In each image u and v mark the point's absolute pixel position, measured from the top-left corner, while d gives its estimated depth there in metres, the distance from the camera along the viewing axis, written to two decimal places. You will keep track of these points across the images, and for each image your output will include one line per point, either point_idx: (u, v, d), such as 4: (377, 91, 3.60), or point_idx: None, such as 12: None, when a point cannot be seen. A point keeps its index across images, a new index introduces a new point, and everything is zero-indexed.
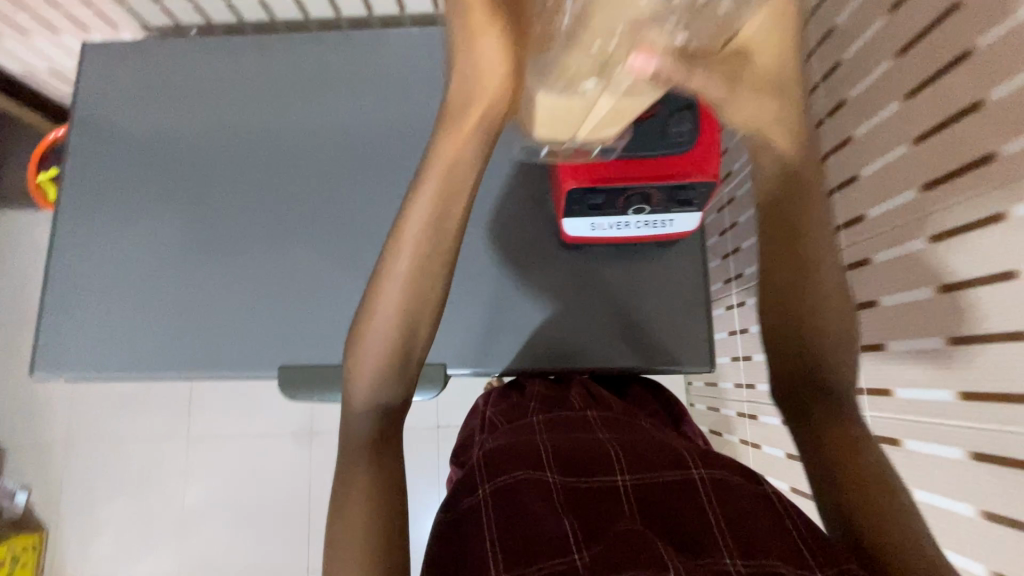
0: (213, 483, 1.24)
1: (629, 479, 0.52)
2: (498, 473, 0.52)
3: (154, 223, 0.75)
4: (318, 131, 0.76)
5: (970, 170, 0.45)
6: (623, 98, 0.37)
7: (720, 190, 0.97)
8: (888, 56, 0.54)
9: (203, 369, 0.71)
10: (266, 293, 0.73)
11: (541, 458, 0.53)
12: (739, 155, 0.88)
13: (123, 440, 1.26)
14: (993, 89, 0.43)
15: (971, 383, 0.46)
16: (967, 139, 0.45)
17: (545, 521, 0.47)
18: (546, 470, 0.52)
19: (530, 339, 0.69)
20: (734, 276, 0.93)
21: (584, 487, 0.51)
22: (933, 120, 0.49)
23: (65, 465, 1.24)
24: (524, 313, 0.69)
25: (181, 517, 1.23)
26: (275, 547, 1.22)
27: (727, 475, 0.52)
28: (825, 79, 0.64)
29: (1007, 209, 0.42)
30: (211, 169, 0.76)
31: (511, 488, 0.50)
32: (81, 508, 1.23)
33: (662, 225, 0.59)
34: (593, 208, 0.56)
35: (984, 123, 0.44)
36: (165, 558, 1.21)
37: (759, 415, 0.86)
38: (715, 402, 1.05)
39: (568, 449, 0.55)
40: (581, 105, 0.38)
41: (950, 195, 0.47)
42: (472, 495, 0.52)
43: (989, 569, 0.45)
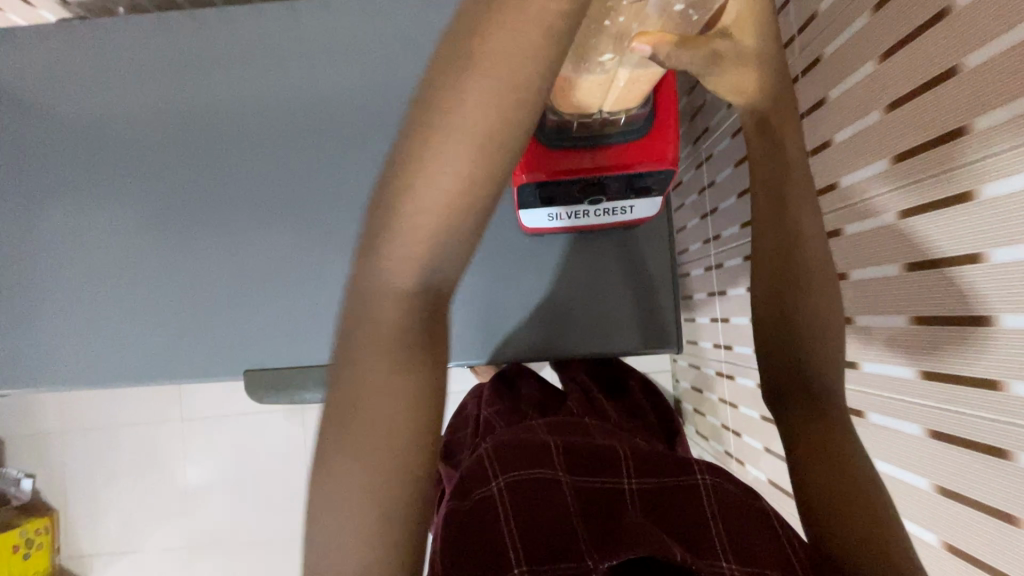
0: (210, 461, 1.28)
1: (634, 482, 0.53)
2: (512, 466, 0.53)
3: (105, 222, 0.72)
4: (259, 116, 0.72)
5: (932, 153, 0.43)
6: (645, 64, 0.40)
7: (697, 146, 0.94)
8: (866, 12, 0.50)
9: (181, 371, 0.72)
10: (235, 293, 0.72)
11: (553, 456, 0.54)
12: (718, 108, 0.84)
13: (118, 424, 1.28)
14: (968, 57, 0.39)
15: (926, 359, 0.46)
16: (932, 114, 0.43)
17: (552, 525, 0.48)
18: (554, 469, 0.53)
19: (498, 328, 0.68)
20: (712, 238, 0.91)
21: (591, 484, 0.53)
22: (907, 86, 0.46)
23: (66, 451, 1.28)
24: (495, 299, 0.68)
25: (185, 494, 1.27)
26: (278, 517, 1.27)
27: (724, 475, 0.54)
28: (802, 31, 0.60)
29: (974, 188, 0.40)
30: (151, 165, 0.72)
31: (525, 483, 0.51)
32: (88, 490, 1.27)
33: (622, 211, 0.61)
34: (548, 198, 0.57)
35: (949, 97, 0.41)
36: (175, 532, 1.27)
37: (736, 376, 0.87)
38: (695, 361, 1.06)
39: (577, 448, 0.56)
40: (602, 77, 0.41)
41: (915, 173, 0.45)
42: (483, 485, 0.52)
43: (941, 541, 0.47)
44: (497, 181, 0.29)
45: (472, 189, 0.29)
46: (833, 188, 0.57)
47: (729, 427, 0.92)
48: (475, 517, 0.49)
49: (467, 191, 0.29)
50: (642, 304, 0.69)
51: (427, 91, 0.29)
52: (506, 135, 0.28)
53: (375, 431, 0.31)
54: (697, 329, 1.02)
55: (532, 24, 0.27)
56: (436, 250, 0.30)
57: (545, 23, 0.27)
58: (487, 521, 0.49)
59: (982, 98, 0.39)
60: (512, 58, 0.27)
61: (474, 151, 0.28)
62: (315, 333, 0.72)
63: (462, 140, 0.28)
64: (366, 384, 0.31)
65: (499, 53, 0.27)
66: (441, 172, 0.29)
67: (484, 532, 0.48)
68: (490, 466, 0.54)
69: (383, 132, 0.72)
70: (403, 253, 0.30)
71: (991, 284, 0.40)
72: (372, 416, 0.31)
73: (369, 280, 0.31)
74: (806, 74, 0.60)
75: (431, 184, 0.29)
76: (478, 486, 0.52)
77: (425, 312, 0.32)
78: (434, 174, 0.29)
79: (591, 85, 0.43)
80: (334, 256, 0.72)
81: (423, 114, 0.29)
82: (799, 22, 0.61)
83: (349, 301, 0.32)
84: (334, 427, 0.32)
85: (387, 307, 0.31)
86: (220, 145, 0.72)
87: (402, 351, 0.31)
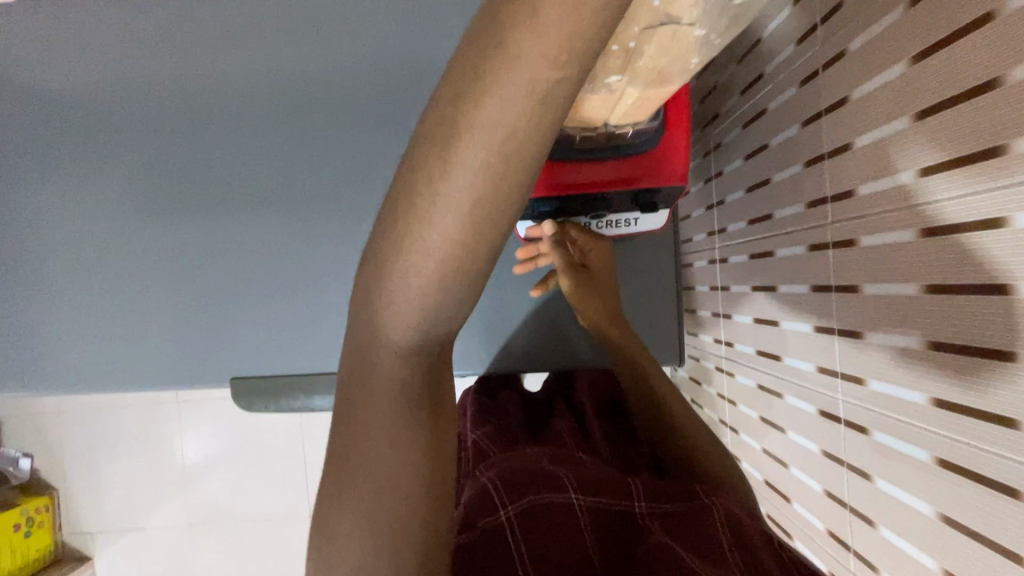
0: (206, 443, 1.28)
1: (644, 506, 0.55)
2: (521, 494, 0.53)
3: None
4: None
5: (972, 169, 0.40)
6: (637, 71, 0.48)
7: (705, 133, 0.89)
8: (900, 6, 0.46)
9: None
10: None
11: (564, 481, 0.55)
12: (731, 95, 0.79)
13: (113, 405, 1.28)
14: (1015, 69, 0.36)
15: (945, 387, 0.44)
16: (977, 124, 0.39)
17: (570, 548, 0.50)
18: (568, 492, 0.54)
19: None
20: (716, 231, 0.87)
21: (605, 507, 0.54)
22: (947, 91, 0.41)
23: (62, 431, 1.28)
24: None
25: (182, 474, 1.28)
26: (276, 498, 1.28)
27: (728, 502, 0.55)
28: (826, 21, 0.56)
29: (1010, 215, 0.37)
30: None
31: (534, 511, 0.52)
32: (85, 469, 1.29)
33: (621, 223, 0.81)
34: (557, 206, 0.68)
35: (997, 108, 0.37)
36: (174, 511, 1.28)
37: (735, 373, 0.85)
38: (693, 351, 1.03)
39: (590, 477, 0.57)
40: (601, 88, 0.49)
41: (948, 189, 0.42)
42: (490, 515, 0.51)
43: (941, 568, 0.46)
44: (492, 245, 0.28)
45: (468, 254, 0.27)
46: (816, 206, 0.59)
47: (726, 422, 0.90)
48: (487, 547, 0.49)
49: (460, 255, 0.27)
50: None
51: (427, 117, 0.27)
52: (501, 202, 0.26)
53: (379, 480, 0.31)
54: (698, 322, 0.99)
55: (529, 87, 0.24)
56: (432, 307, 0.29)
57: (545, 91, 0.25)
58: (499, 552, 0.49)
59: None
60: (506, 128, 0.25)
61: (466, 218, 0.26)
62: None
63: (452, 210, 0.26)
64: (369, 435, 0.32)
65: (493, 124, 0.25)
66: (434, 238, 0.27)
67: (498, 561, 0.48)
68: (497, 494, 0.53)
69: None
70: (399, 312, 0.29)
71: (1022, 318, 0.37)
72: (374, 466, 0.31)
73: (369, 335, 0.31)
74: (829, 67, 0.56)
75: (425, 251, 0.27)
76: (484, 515, 0.51)
77: (426, 362, 0.32)
78: (426, 245, 0.27)
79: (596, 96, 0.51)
80: None
81: (417, 175, 0.27)
82: (825, 10, 0.56)
83: (349, 354, 0.33)
84: (341, 457, 0.32)
85: (385, 361, 0.31)
86: None
87: (407, 398, 0.32)
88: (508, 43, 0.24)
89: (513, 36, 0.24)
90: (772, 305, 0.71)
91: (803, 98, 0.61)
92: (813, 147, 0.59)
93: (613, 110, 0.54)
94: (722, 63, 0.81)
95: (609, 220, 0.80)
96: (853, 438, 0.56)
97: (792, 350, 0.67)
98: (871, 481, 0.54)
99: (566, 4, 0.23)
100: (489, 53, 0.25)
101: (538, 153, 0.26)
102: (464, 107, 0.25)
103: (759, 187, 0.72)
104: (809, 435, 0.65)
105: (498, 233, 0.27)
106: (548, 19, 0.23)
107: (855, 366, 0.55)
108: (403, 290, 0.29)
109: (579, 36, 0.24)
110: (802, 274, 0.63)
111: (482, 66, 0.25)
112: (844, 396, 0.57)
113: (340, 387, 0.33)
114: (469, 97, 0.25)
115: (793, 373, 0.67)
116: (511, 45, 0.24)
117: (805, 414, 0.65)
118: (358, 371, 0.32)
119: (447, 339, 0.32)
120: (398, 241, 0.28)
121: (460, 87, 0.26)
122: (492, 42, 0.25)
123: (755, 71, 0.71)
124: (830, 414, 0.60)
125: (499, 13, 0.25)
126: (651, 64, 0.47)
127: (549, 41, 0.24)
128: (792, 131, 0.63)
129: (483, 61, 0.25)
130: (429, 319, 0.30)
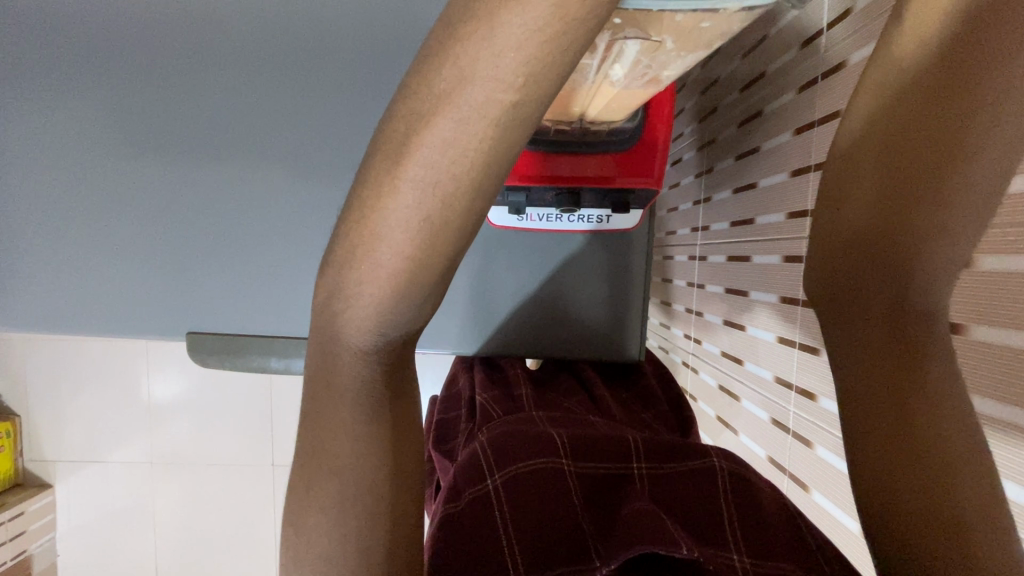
0: (173, 386, 1.28)
1: (642, 466, 0.50)
2: (508, 461, 0.48)
3: (29, 147, 0.65)
4: (202, 40, 0.62)
5: (891, 163, 0.34)
6: (624, 68, 0.43)
7: (701, 126, 0.87)
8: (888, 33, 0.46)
9: (148, 313, 0.72)
10: (196, 242, 0.69)
11: (557, 445, 0.51)
12: (730, 89, 0.77)
13: (79, 340, 1.27)
14: None
15: (854, 430, 0.36)
16: (910, 115, 0.33)
17: (561, 517, 0.45)
18: (559, 457, 0.49)
19: (475, 320, 0.72)
20: (700, 228, 0.86)
21: (597, 472, 0.49)
22: (879, 71, 0.35)
23: (27, 360, 1.28)
24: (483, 280, 0.71)
25: (147, 414, 1.29)
26: (240, 444, 1.29)
27: (743, 465, 0.51)
28: (831, 28, 0.55)
29: (983, 255, 0.38)
30: (76, 87, 0.63)
31: (528, 479, 0.47)
32: (48, 401, 1.29)
33: (599, 220, 0.67)
34: (527, 199, 0.63)
35: (948, 94, 0.32)
36: (136, 448, 1.30)
37: (699, 371, 0.86)
38: (663, 342, 1.03)
39: (585, 437, 0.52)
40: (583, 72, 0.43)
41: (844, 186, 0.37)
42: (476, 484, 0.47)
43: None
44: (442, 262, 0.27)
45: (420, 270, 0.27)
46: (795, 219, 0.59)
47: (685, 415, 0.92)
48: (475, 520, 0.44)
49: (413, 270, 0.27)
50: (617, 301, 0.73)
51: (391, 116, 0.26)
52: (452, 221, 0.26)
53: (342, 469, 0.31)
54: (670, 314, 0.99)
55: (482, 111, 0.24)
56: (382, 317, 0.28)
57: (515, 104, 0.24)
58: (485, 528, 0.44)
59: (994, 111, 0.31)
60: (457, 149, 0.24)
61: (418, 236, 0.26)
62: (291, 289, 0.73)
63: (404, 225, 0.26)
64: (326, 431, 0.31)
65: (441, 144, 0.24)
66: (385, 247, 0.26)
67: (484, 537, 0.43)
68: (485, 461, 0.49)
69: (356, 82, 0.64)
70: (352, 319, 0.29)
71: (989, 364, 0.38)
72: (337, 458, 0.31)
73: (327, 341, 0.30)
74: (828, 76, 0.55)
75: (374, 262, 0.27)
76: (470, 484, 0.47)
77: (391, 359, 0.31)
78: (373, 259, 0.27)
79: (579, 81, 0.45)
80: (304, 211, 0.69)
81: (368, 183, 0.26)
82: (831, 16, 0.55)
83: (314, 350, 0.31)
84: (300, 447, 0.32)
85: (345, 363, 0.30)
86: (170, 73, 0.63)
87: (369, 400, 0.31)
88: (467, 62, 0.23)
89: (485, 44, 0.23)
90: (742, 310, 0.71)
91: (799, 105, 0.60)
92: (798, 156, 0.59)
93: (602, 92, 0.48)
94: (725, 56, 0.79)
95: (585, 214, 0.66)
96: (797, 451, 0.58)
97: (753, 356, 0.68)
98: (807, 491, 0.57)
99: (524, 28, 0.23)
100: (445, 69, 0.24)
101: (493, 178, 0.25)
102: (418, 121, 0.25)
103: (743, 190, 0.71)
104: (759, 440, 0.66)
105: (449, 251, 0.27)
106: (509, 37, 0.23)
107: (809, 381, 0.56)
108: (356, 298, 0.28)
109: (536, 63, 0.23)
110: (774, 283, 0.63)
111: (443, 81, 0.24)
112: (796, 408, 0.58)
113: (306, 387, 0.31)
114: (435, 103, 0.24)
115: (755, 379, 0.68)
116: (466, 61, 0.23)
117: (759, 420, 0.66)
118: (323, 367, 0.31)
119: (405, 352, 0.32)
120: (352, 247, 0.27)
121: (424, 90, 0.25)
122: (455, 54, 0.24)
123: (755, 70, 0.70)
124: (780, 424, 0.62)
125: (468, 15, 0.23)
126: (642, 62, 0.42)
127: (506, 65, 0.23)
128: (782, 136, 0.62)
129: (454, 67, 0.24)
130: (384, 327, 0.29)
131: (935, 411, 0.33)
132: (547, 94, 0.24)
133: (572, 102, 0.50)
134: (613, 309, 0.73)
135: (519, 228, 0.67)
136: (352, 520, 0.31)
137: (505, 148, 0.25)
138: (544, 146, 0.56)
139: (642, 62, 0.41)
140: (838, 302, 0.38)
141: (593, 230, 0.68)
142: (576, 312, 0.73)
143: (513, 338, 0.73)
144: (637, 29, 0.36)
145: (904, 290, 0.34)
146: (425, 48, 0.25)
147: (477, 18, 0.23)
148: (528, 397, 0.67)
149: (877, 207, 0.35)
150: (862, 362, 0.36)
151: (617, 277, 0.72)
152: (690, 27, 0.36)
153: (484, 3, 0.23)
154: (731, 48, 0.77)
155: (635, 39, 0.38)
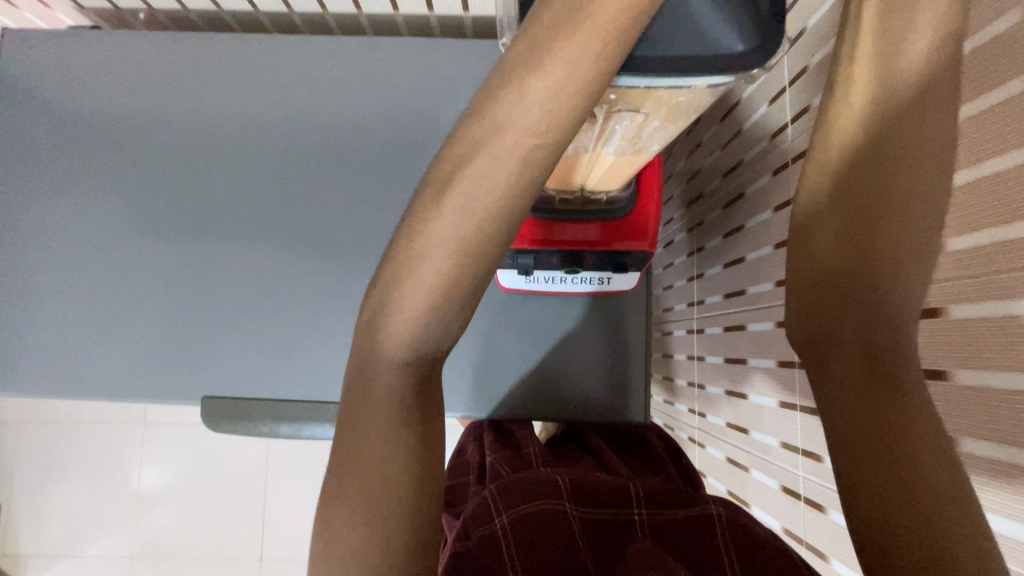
0: (165, 471, 1.24)
1: (645, 512, 0.50)
2: (516, 501, 0.49)
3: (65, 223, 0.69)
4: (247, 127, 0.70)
5: (844, 213, 0.43)
6: (616, 140, 0.49)
7: (690, 210, 0.94)
8: None
9: (142, 386, 0.69)
10: None
11: (562, 488, 0.51)
12: (714, 174, 0.84)
13: (76, 422, 1.25)
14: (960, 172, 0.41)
15: (844, 438, 0.40)
16: (852, 174, 0.42)
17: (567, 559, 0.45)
18: (564, 500, 0.49)
19: (480, 385, 0.73)
20: (696, 301, 0.90)
21: (601, 518, 0.49)
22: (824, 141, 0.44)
23: (17, 444, 1.24)
24: (488, 343, 0.73)
25: (135, 503, 1.23)
26: (230, 536, 1.22)
27: (744, 510, 0.50)
28: (795, 120, 0.62)
29: (942, 305, 0.42)
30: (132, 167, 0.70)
31: (533, 521, 0.47)
32: (33, 489, 1.23)
33: (600, 281, 0.70)
34: (535, 262, 0.66)
35: (880, 156, 0.41)
36: (119, 541, 1.23)
37: (707, 445, 0.85)
38: (669, 419, 1.03)
39: (590, 483, 0.52)
40: (582, 145, 0.49)
41: (817, 230, 0.45)
42: (484, 525, 0.47)
43: None
44: (470, 276, 0.35)
45: (452, 284, 0.35)
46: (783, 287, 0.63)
47: None
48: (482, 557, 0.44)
49: (448, 283, 0.35)
50: (618, 368, 0.74)
51: (443, 161, 0.35)
52: (481, 241, 0.35)
53: (374, 468, 0.37)
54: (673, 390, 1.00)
55: (513, 153, 0.33)
56: (420, 324, 0.36)
57: (532, 152, 0.33)
58: (493, 565, 0.44)
59: (916, 172, 0.40)
60: (492, 181, 0.34)
61: (455, 254, 0.34)
62: None
63: (445, 244, 0.34)
64: (361, 437, 0.38)
65: (480, 178, 0.34)
66: (427, 266, 0.35)
67: None
68: (493, 502, 0.49)
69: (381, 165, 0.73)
70: (396, 325, 0.36)
71: (963, 402, 0.40)
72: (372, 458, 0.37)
73: (375, 338, 0.38)
74: (796, 162, 0.62)
75: (418, 278, 0.35)
76: (480, 523, 0.47)
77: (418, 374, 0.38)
78: (424, 262, 0.35)
79: (579, 155, 0.52)
80: None
81: (420, 213, 0.36)
82: (795, 109, 0.63)
83: (354, 370, 0.39)
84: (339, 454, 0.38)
85: (382, 373, 0.37)
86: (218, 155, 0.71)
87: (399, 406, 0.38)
88: (500, 121, 0.33)
89: (516, 106, 0.33)
90: (744, 379, 0.72)
91: (774, 186, 0.66)
92: (779, 230, 0.65)
93: (600, 165, 0.54)
94: (706, 147, 0.88)
95: (586, 275, 0.69)
96: (814, 522, 0.57)
97: (758, 423, 0.68)
98: (828, 563, 0.55)
99: (541, 98, 0.32)
100: (484, 124, 0.34)
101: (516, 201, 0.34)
102: (464, 158, 0.34)
103: (733, 263, 0.76)
104: (773, 512, 0.65)
105: (477, 264, 0.35)
106: (531, 103, 0.32)
107: (814, 444, 0.56)
108: (400, 311, 0.36)
109: (551, 122, 0.33)
110: (770, 349, 0.65)
111: (484, 131, 0.34)
112: (805, 472, 0.58)
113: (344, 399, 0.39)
114: (477, 150, 0.34)
115: (760, 448, 0.68)
116: (499, 117, 0.33)
117: (769, 489, 0.66)
118: (361, 382, 0.38)
119: (438, 354, 0.38)
120: (402, 267, 0.36)
121: (471, 140, 0.34)
122: (491, 112, 0.34)
123: (734, 159, 0.78)
124: (791, 492, 0.61)
125: (501, 89, 0.33)
126: (632, 134, 0.48)
127: (531, 116, 0.33)
128: (765, 214, 0.68)
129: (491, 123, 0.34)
130: (418, 339, 0.37)
131: (905, 416, 0.37)
132: (555, 144, 0.34)
133: (572, 176, 0.56)
134: (614, 373, 0.74)
135: (526, 289, 0.70)
136: (381, 509, 0.36)
137: (522, 186, 0.34)
138: (545, 214, 0.61)
139: (633, 138, 0.48)
140: (817, 334, 0.44)
141: (595, 291, 0.71)
142: (580, 379, 0.74)
143: (519, 406, 0.73)
144: (627, 102, 0.42)
145: (867, 313, 0.41)
146: (468, 112, 0.35)
147: (508, 89, 0.33)
148: (536, 454, 0.67)
149: (840, 249, 0.43)
150: (844, 384, 0.41)
151: (617, 342, 0.74)
152: (667, 101, 0.41)
153: (512, 80, 0.33)
154: (711, 141, 0.87)
155: (626, 109, 0.43)
